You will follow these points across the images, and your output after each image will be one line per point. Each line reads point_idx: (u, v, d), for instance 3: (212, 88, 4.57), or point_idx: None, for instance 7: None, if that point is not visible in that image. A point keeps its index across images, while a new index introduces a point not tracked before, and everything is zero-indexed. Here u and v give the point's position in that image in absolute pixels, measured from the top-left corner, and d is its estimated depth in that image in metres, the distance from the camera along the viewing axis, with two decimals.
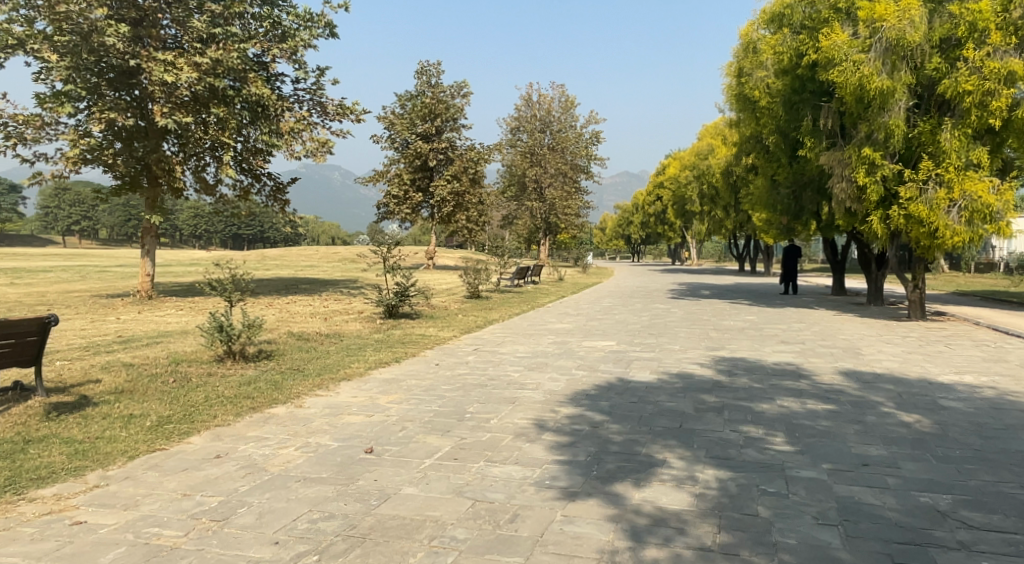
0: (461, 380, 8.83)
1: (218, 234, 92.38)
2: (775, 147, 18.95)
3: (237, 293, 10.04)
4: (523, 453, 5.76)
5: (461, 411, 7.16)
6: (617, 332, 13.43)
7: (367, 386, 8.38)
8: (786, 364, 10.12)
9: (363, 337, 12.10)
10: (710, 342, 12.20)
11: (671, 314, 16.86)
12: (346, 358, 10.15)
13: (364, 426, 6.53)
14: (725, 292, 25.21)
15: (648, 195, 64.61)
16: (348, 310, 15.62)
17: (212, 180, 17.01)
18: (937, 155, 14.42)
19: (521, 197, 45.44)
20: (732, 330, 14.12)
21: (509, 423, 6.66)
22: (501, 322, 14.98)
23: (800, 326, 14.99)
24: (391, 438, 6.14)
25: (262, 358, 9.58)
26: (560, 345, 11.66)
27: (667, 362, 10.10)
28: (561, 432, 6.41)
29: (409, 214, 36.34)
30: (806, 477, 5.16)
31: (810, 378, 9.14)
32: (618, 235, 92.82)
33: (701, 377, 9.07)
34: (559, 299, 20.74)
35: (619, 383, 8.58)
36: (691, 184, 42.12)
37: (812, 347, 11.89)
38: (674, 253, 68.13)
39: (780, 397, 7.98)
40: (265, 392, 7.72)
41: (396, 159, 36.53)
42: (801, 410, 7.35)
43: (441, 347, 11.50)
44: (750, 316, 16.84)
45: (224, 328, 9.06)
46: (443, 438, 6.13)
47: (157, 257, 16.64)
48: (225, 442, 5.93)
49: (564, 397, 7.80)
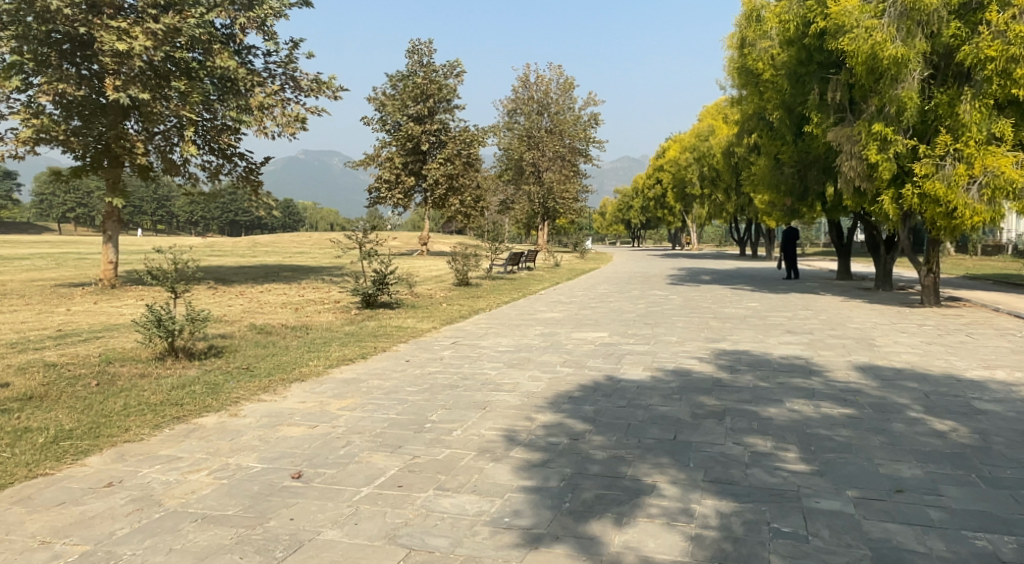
0: (429, 380, 7.82)
1: (215, 221, 91.38)
2: (779, 123, 17.87)
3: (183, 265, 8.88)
4: (484, 477, 4.75)
5: (421, 420, 6.15)
6: (610, 322, 12.40)
7: (321, 388, 7.38)
8: (795, 359, 9.10)
9: (332, 329, 11.10)
10: (710, 333, 11.19)
11: (670, 302, 15.84)
12: (307, 354, 9.15)
13: (302, 441, 5.53)
14: (726, 277, 24.15)
15: (648, 178, 63.27)
16: (323, 300, 14.55)
17: (179, 160, 15.93)
18: (956, 128, 13.32)
19: (519, 180, 44.40)
20: (735, 318, 13.12)
21: (474, 436, 5.66)
22: (487, 312, 13.96)
23: (808, 314, 13.95)
24: (328, 456, 5.13)
25: (209, 356, 8.60)
26: (547, 337, 10.64)
27: (663, 358, 9.08)
28: (533, 447, 5.40)
29: (402, 198, 35.21)
30: (828, 510, 4.18)
31: (822, 375, 8.13)
32: (618, 221, 91.66)
33: (700, 375, 8.06)
34: (552, 286, 19.72)
35: (607, 383, 7.57)
36: (692, 167, 40.96)
37: (823, 338, 10.86)
38: (672, 237, 66.98)
39: (790, 399, 6.97)
40: (199, 397, 6.73)
41: (388, 142, 35.32)
42: (816, 415, 6.35)
43: (416, 340, 10.50)
44: (754, 303, 15.86)
45: (163, 322, 8.07)
46: (391, 456, 5.14)
47: (121, 244, 15.67)
48: (126, 465, 4.93)
49: (542, 401, 6.80)
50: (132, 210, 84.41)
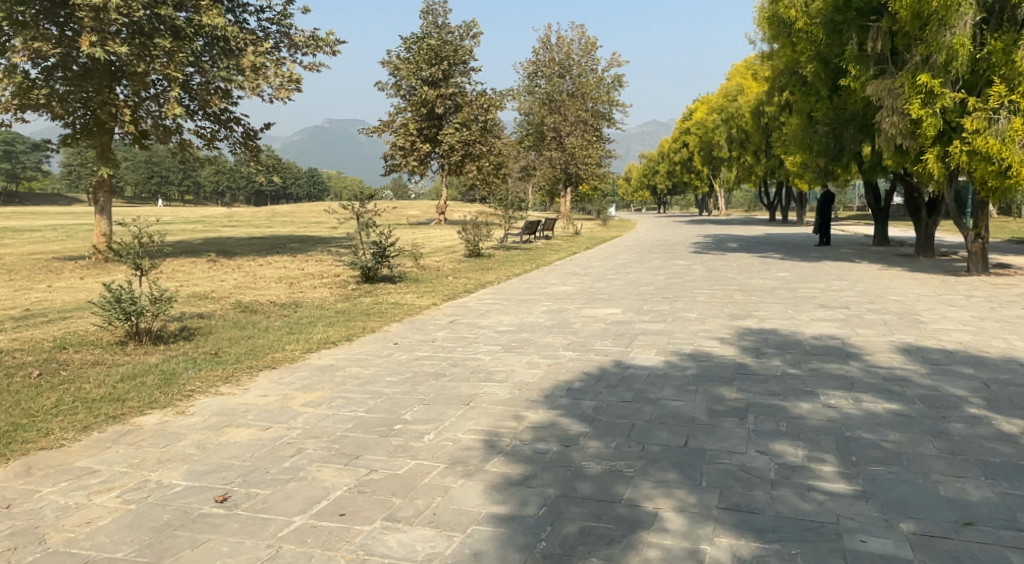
0: (413, 367, 6.96)
1: (240, 191, 91.26)
2: (813, 77, 16.55)
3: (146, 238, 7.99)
4: (449, 500, 3.90)
5: (391, 421, 5.30)
6: (625, 296, 11.42)
7: (290, 378, 6.55)
8: (829, 339, 8.09)
9: (323, 307, 10.30)
10: (734, 308, 10.17)
11: (693, 273, 14.79)
12: (287, 335, 8.34)
13: (246, 448, 4.71)
14: (755, 244, 22.92)
15: (674, 141, 61.47)
16: (322, 274, 13.73)
17: (172, 126, 15.18)
18: (1012, 78, 11.98)
19: (540, 146, 43.15)
20: (762, 291, 12.07)
21: (448, 442, 4.79)
22: (494, 285, 13.05)
23: (843, 285, 12.82)
24: (268, 471, 4.30)
25: (177, 340, 7.82)
26: (555, 315, 9.72)
27: (680, 339, 8.10)
28: (515, 457, 4.52)
29: (418, 165, 34.23)
30: (878, 554, 3.27)
31: (861, 359, 7.13)
32: (643, 187, 89.76)
33: (720, 360, 7.09)
34: (569, 256, 18.72)
35: (613, 371, 6.65)
36: (719, 129, 39.40)
37: (860, 314, 9.80)
38: (699, 203, 65.20)
39: (824, 390, 6.01)
40: (146, 391, 5.93)
41: (403, 108, 34.19)
42: (857, 413, 5.39)
43: (411, 319, 9.65)
44: (783, 273, 14.78)
45: (121, 302, 7.27)
46: (343, 470, 4.29)
47: (112, 215, 15.04)
48: (27, 483, 4.15)
49: (535, 395, 5.89)
50: (157, 180, 84.49)
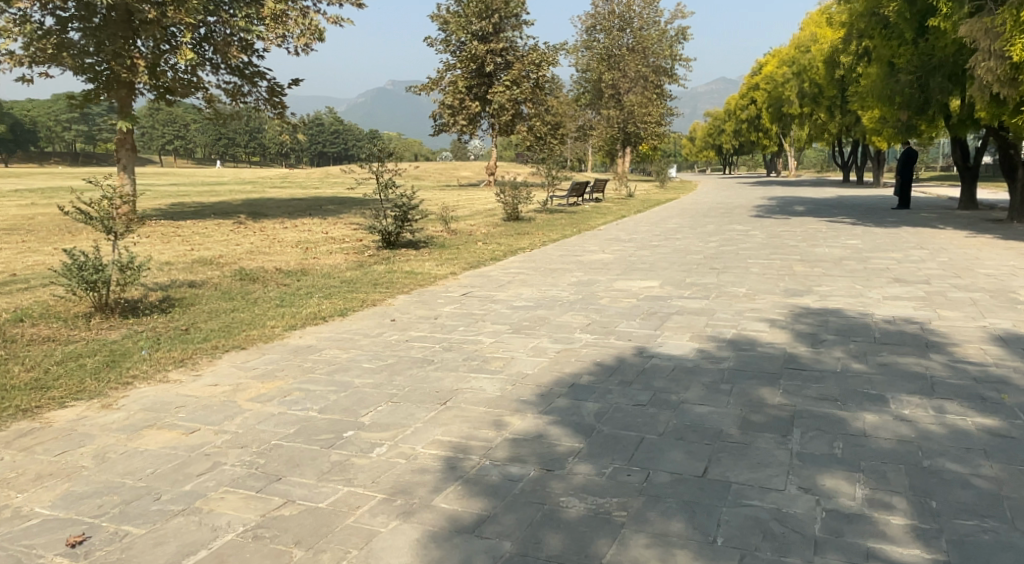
0: (399, 352, 5.97)
1: (303, 153, 92.00)
2: (896, 17, 14.59)
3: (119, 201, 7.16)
4: (366, 556, 2.90)
5: (344, 425, 4.32)
6: (667, 267, 10.15)
7: (255, 362, 5.66)
8: (905, 324, 6.71)
9: (330, 275, 9.42)
10: (793, 283, 8.79)
11: (750, 240, 13.35)
12: (275, 309, 7.45)
13: (151, 460, 3.81)
14: (824, 208, 21.04)
15: (742, 98, 58.18)
16: (344, 238, 12.89)
17: (195, 79, 14.45)
18: None
19: (598, 104, 41.35)
20: (827, 261, 10.60)
21: (398, 460, 3.79)
22: (526, 252, 11.93)
23: (923, 255, 11.21)
24: (160, 497, 3.39)
25: (150, 312, 7.03)
26: (582, 288, 8.59)
27: (721, 320, 6.87)
28: (475, 487, 3.49)
29: (467, 124, 33.06)
30: None
31: (945, 352, 5.78)
32: (708, 147, 86.09)
33: (767, 350, 5.86)
34: (615, 220, 17.42)
35: (631, 362, 5.51)
36: (789, 83, 36.74)
37: (943, 291, 8.29)
38: (769, 162, 61.97)
39: (897, 396, 4.74)
40: (79, 376, 5.12)
41: (452, 64, 32.85)
42: (939, 431, 4.13)
43: (421, 291, 8.68)
44: (852, 240, 13.18)
45: (83, 271, 6.49)
46: (250, 500, 3.34)
47: (134, 174, 14.53)
48: None
49: (529, 393, 4.83)
50: (224, 142, 85.79)
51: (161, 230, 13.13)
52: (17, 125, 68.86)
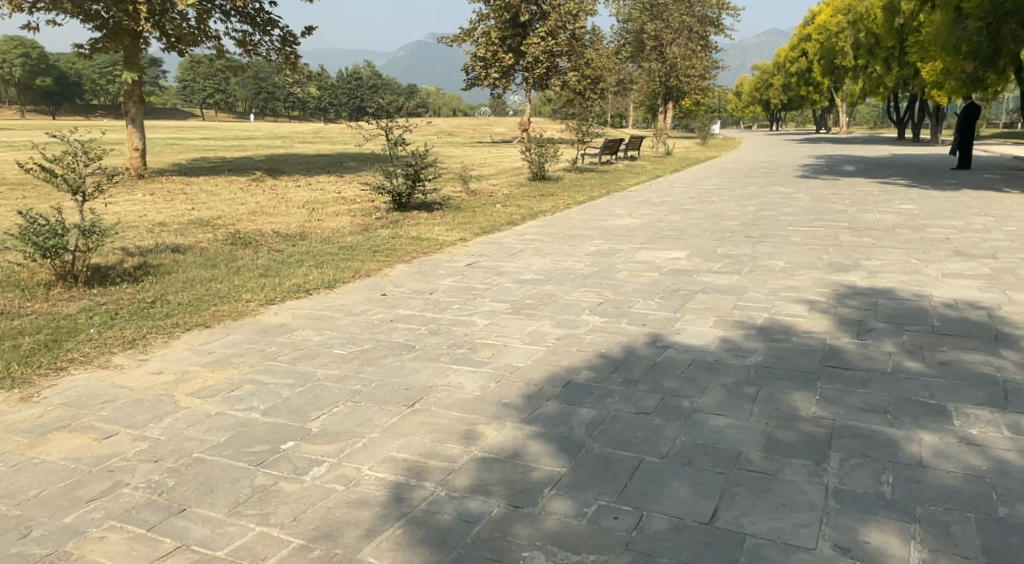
0: (378, 335, 5.26)
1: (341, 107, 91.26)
2: None
3: (84, 158, 6.52)
4: None
5: (286, 434, 3.62)
6: (698, 235, 9.21)
7: (213, 345, 5.01)
8: (969, 310, 5.73)
9: (329, 241, 8.74)
10: (838, 256, 7.80)
11: (793, 203, 12.27)
12: (256, 279, 6.78)
13: (42, 477, 3.16)
14: (876, 168, 19.60)
15: (794, 49, 55.19)
16: (355, 199, 12.19)
17: (203, 26, 13.69)
18: None
19: (639, 56, 39.51)
20: (877, 229, 9.52)
21: (334, 488, 3.08)
22: (547, 215, 11.07)
23: (988, 223, 10.01)
24: (28, 533, 2.75)
25: (117, 281, 6.43)
26: (600, 259, 7.75)
27: (752, 301, 5.99)
28: (418, 531, 2.77)
29: (500, 78, 31.83)
30: None
31: (1020, 348, 4.83)
32: (754, 102, 82.72)
33: (802, 341, 4.99)
34: (648, 181, 16.38)
35: (641, 354, 4.71)
36: (843, 33, 34.53)
37: (1013, 268, 7.23)
38: (820, 119, 59.18)
39: (962, 409, 3.86)
40: (9, 359, 4.54)
41: (485, 14, 31.52)
42: (1018, 462, 3.27)
43: (422, 260, 7.93)
44: (907, 204, 11.97)
45: (38, 236, 5.88)
46: (135, 544, 2.68)
47: (143, 128, 13.94)
48: None
49: (514, 395, 4.07)
50: (264, 96, 85.47)
51: (167, 187, 12.56)
52: (63, 79, 69.60)
